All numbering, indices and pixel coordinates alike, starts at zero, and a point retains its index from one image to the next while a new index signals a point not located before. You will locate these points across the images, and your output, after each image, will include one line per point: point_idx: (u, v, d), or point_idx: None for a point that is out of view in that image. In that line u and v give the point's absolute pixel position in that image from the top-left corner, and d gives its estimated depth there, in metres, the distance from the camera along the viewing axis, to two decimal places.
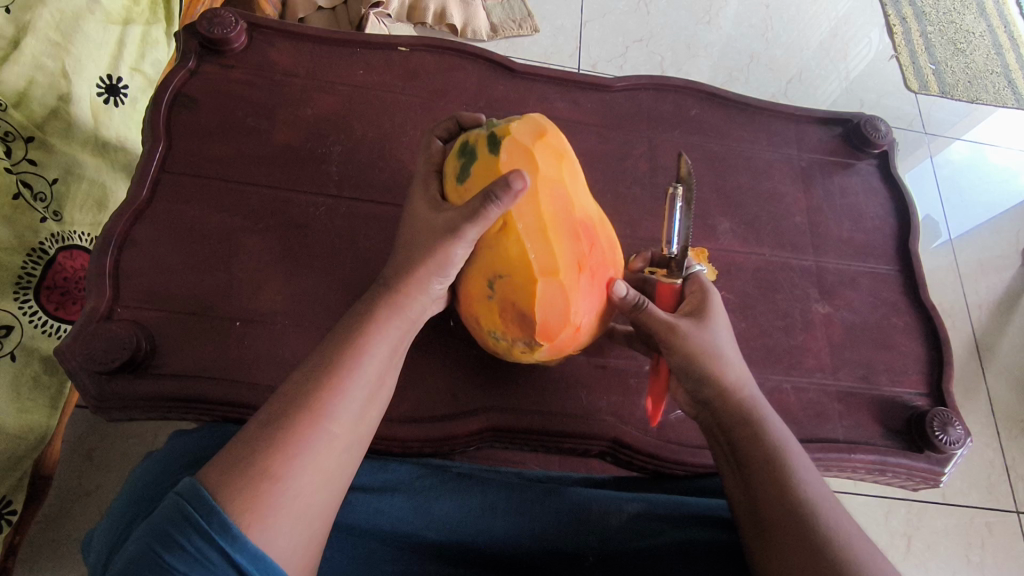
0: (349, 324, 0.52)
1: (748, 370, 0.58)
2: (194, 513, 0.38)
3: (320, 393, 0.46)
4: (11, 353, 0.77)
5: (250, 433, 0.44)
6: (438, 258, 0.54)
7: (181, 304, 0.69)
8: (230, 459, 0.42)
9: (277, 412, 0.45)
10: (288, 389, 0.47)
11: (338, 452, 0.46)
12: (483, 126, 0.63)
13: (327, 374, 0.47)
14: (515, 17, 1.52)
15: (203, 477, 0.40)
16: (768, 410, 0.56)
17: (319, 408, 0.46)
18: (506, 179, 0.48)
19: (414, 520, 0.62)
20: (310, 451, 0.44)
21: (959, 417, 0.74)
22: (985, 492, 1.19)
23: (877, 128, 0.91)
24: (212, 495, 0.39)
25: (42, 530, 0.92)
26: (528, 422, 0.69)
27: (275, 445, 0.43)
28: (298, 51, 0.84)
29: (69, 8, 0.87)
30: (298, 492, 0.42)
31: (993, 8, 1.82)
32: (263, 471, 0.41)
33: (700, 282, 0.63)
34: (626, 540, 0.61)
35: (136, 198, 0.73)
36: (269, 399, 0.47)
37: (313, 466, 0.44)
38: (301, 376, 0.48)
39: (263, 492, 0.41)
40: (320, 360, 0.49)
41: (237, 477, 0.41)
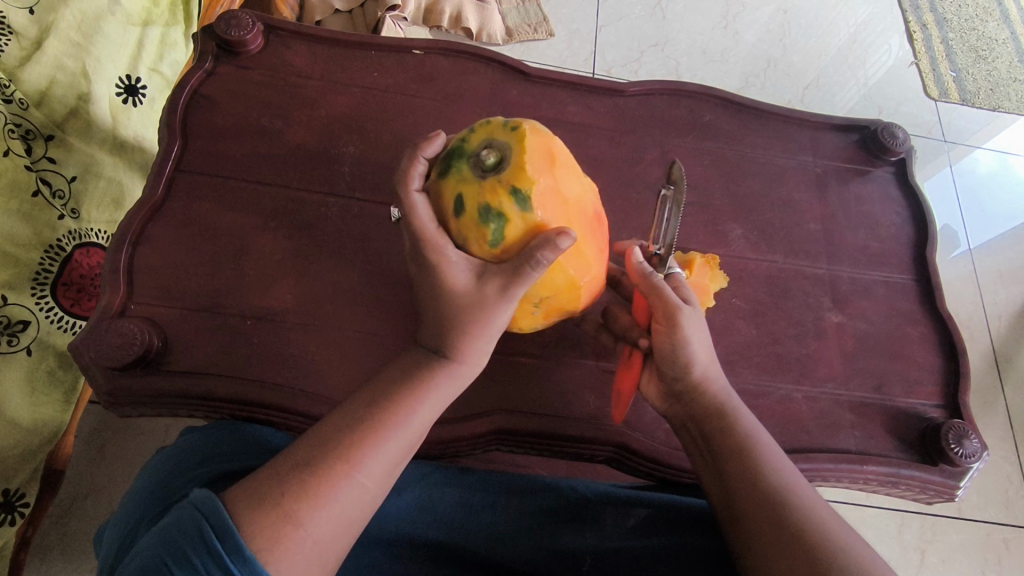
0: (398, 376, 0.52)
1: (719, 366, 0.61)
2: (209, 530, 0.40)
3: (355, 445, 0.47)
4: (27, 348, 0.78)
5: (283, 470, 0.45)
6: (485, 323, 0.52)
7: (193, 303, 0.70)
8: (256, 491, 0.44)
9: (314, 454, 0.46)
10: (328, 431, 0.48)
11: (364, 503, 0.47)
12: (470, 158, 0.55)
13: (366, 425, 0.48)
14: (531, 21, 1.53)
15: (226, 494, 0.43)
16: (745, 414, 0.58)
17: (352, 459, 0.46)
18: (554, 242, 0.49)
19: (415, 518, 0.62)
20: (337, 501, 0.45)
21: (976, 430, 0.72)
22: (1003, 507, 1.17)
23: (895, 135, 0.89)
24: (239, 529, 0.41)
25: (55, 522, 0.94)
26: (534, 426, 0.69)
27: (303, 491, 0.44)
28: (314, 53, 0.85)
29: (91, 10, 0.88)
30: (317, 539, 0.43)
31: (1017, 15, 1.79)
32: (287, 513, 0.43)
33: (677, 280, 0.62)
34: (623, 541, 0.60)
35: (151, 196, 0.74)
36: (305, 438, 0.48)
37: (335, 516, 0.44)
38: (342, 419, 0.49)
39: (284, 537, 0.42)
40: (367, 407, 0.50)
41: (260, 514, 0.42)
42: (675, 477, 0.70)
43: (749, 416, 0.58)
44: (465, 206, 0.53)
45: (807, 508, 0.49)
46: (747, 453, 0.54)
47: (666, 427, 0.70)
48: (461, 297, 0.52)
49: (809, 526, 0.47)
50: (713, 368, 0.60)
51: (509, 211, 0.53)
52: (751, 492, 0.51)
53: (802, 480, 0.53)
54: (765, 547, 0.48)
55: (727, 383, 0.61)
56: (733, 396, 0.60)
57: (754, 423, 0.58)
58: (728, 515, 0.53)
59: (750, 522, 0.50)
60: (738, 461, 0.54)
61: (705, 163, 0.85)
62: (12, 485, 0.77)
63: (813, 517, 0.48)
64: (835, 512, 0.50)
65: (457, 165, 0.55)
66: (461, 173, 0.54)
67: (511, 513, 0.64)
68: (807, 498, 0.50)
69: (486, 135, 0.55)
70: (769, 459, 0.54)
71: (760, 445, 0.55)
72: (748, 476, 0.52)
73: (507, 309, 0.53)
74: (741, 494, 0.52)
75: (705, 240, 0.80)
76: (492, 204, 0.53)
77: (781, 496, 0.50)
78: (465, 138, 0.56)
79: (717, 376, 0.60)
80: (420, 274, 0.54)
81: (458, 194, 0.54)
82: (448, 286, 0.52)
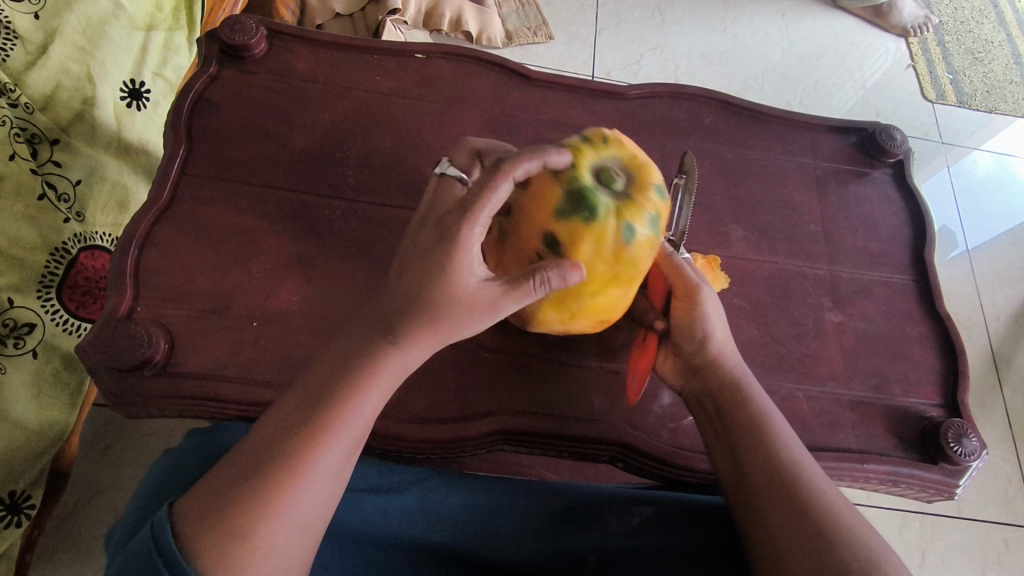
0: (334, 368, 0.50)
1: (733, 343, 0.63)
2: (159, 553, 0.43)
3: (301, 451, 0.46)
4: (33, 351, 0.78)
5: (227, 484, 0.45)
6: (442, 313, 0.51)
7: (199, 304, 0.70)
8: (203, 508, 0.44)
9: (257, 464, 0.46)
10: (270, 436, 0.47)
11: (318, 505, 0.47)
12: (582, 172, 0.56)
13: (310, 428, 0.47)
14: (531, 24, 1.54)
15: (175, 509, 0.45)
16: (758, 392, 0.59)
17: (296, 468, 0.46)
18: (567, 271, 0.52)
19: (416, 519, 0.63)
20: (288, 510, 0.45)
21: (975, 429, 0.73)
22: (1002, 506, 1.18)
23: (893, 137, 0.90)
24: (184, 552, 0.43)
25: (60, 524, 0.94)
26: (537, 426, 0.69)
27: (251, 506, 0.44)
28: (317, 57, 0.86)
29: (95, 15, 0.89)
30: (272, 550, 0.44)
31: (1013, 17, 1.81)
32: (235, 531, 0.43)
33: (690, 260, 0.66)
34: (625, 541, 0.61)
35: (157, 199, 0.74)
36: (248, 445, 0.47)
37: (289, 526, 0.45)
38: (281, 422, 0.48)
39: (237, 555, 0.43)
40: (306, 407, 0.48)
41: (209, 534, 0.43)
42: (678, 477, 0.71)
43: (762, 393, 0.59)
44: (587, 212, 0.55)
45: (816, 488, 0.50)
46: (758, 431, 0.55)
47: (670, 427, 0.71)
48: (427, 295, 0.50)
49: (817, 508, 0.48)
50: (728, 346, 0.62)
51: (638, 217, 0.56)
52: (762, 471, 0.52)
53: (812, 460, 0.54)
54: (772, 522, 0.49)
55: (741, 361, 0.62)
56: (746, 372, 0.61)
57: (767, 401, 0.58)
58: (739, 491, 0.53)
59: (760, 499, 0.51)
60: (749, 438, 0.55)
61: (705, 165, 0.86)
62: (18, 486, 0.77)
63: (821, 498, 0.49)
64: (844, 495, 0.51)
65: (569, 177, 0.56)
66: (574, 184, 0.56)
67: (515, 513, 0.64)
68: (815, 478, 0.51)
69: (591, 153, 0.58)
70: (781, 437, 0.55)
71: (771, 423, 0.56)
72: (762, 454, 0.53)
73: (477, 308, 0.52)
74: (754, 471, 0.53)
75: (707, 241, 0.81)
76: (618, 212, 0.56)
77: (792, 474, 0.51)
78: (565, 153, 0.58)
79: (732, 352, 0.62)
80: (415, 253, 0.52)
81: (579, 201, 0.55)
82: (451, 283, 0.50)
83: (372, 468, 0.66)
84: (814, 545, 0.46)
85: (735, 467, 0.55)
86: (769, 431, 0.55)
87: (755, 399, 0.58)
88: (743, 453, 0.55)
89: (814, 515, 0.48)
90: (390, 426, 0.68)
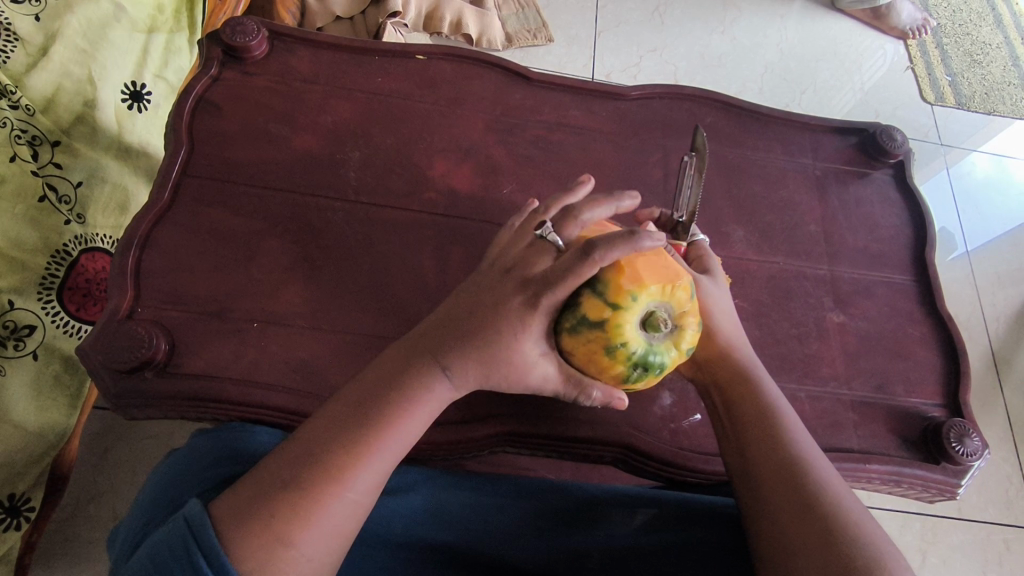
0: (384, 386, 0.50)
1: (743, 334, 0.62)
2: (197, 552, 0.42)
3: (348, 463, 0.47)
4: (33, 353, 0.78)
5: (268, 490, 0.45)
6: (501, 360, 0.51)
7: (200, 306, 0.70)
8: (244, 512, 0.44)
9: (301, 474, 0.46)
10: (313, 444, 0.47)
11: (358, 515, 0.47)
12: (637, 313, 0.52)
13: (358, 443, 0.48)
14: (530, 27, 1.54)
15: (213, 509, 0.45)
16: (769, 387, 0.59)
17: (342, 476, 0.46)
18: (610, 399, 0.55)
19: (421, 519, 0.62)
20: (328, 517, 0.45)
21: (977, 429, 0.73)
22: (1004, 508, 1.17)
23: (893, 138, 0.90)
24: (226, 553, 0.43)
25: (59, 527, 0.93)
26: (540, 428, 0.69)
27: (295, 513, 0.44)
28: (318, 59, 0.86)
29: (97, 17, 0.89)
30: (313, 556, 0.45)
31: (1011, 20, 1.81)
32: (278, 536, 0.44)
33: (700, 253, 0.65)
34: (631, 539, 0.61)
35: (158, 200, 0.74)
36: (293, 450, 0.47)
37: (329, 532, 0.45)
38: (329, 433, 0.48)
39: (280, 560, 0.43)
40: (354, 423, 0.48)
41: (252, 537, 0.43)
42: (680, 477, 0.71)
43: (773, 388, 0.59)
44: (622, 351, 0.52)
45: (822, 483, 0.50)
46: (768, 426, 0.55)
47: (671, 427, 0.71)
48: (496, 347, 0.50)
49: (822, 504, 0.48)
50: (736, 336, 0.61)
51: (667, 363, 0.55)
52: (769, 465, 0.52)
53: (821, 455, 0.54)
54: (777, 515, 0.49)
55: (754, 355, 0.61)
56: (756, 364, 0.61)
57: (776, 394, 0.58)
58: (745, 482, 0.54)
59: (765, 493, 0.51)
60: (757, 432, 0.55)
61: (706, 165, 0.86)
62: (17, 489, 0.77)
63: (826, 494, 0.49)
64: (851, 492, 0.51)
65: (621, 316, 0.51)
66: (623, 324, 0.51)
67: (519, 512, 0.64)
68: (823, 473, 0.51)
69: (659, 295, 0.52)
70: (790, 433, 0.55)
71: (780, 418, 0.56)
72: (771, 448, 0.53)
73: (532, 370, 0.52)
74: (761, 464, 0.53)
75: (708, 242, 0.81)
76: (654, 360, 0.53)
77: (800, 468, 0.51)
78: (627, 284, 0.51)
79: (742, 344, 0.61)
80: (495, 298, 0.51)
81: (618, 342, 0.52)
82: (518, 348, 0.51)
83: None
84: (819, 540, 0.46)
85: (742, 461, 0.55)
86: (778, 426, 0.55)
87: (765, 392, 0.58)
88: (750, 446, 0.55)
89: (819, 509, 0.48)
90: None
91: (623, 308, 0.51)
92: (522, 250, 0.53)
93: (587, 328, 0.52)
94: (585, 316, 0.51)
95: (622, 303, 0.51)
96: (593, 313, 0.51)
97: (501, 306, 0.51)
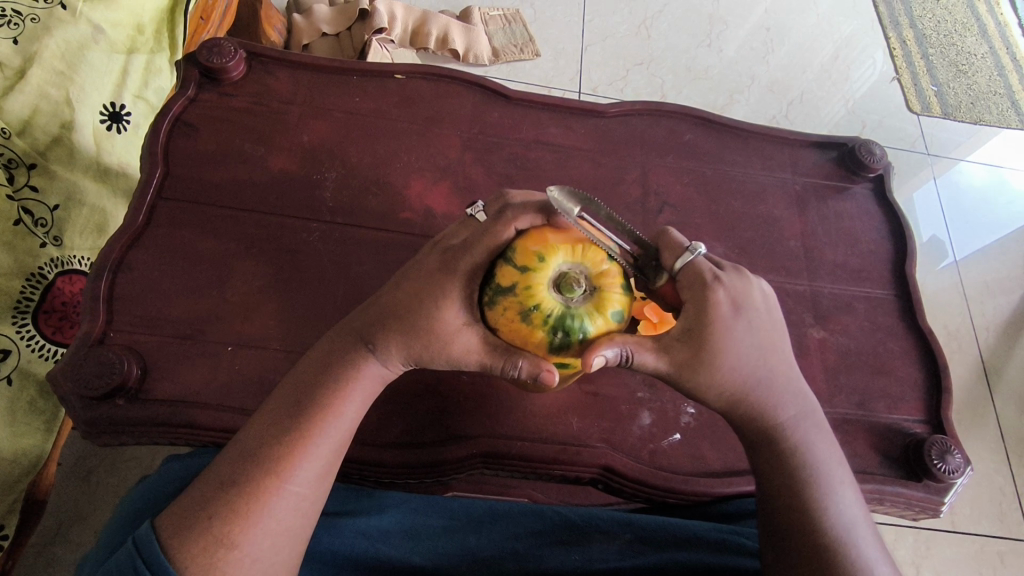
0: (318, 376, 0.52)
1: (776, 373, 0.55)
2: (143, 566, 0.43)
3: (284, 456, 0.48)
4: (7, 377, 0.77)
5: (209, 493, 0.47)
6: (428, 332, 0.52)
7: (173, 329, 0.70)
8: (184, 520, 0.45)
9: (239, 472, 0.48)
10: (252, 442, 0.49)
11: (304, 510, 0.48)
12: (550, 276, 0.52)
13: (293, 432, 0.49)
14: (517, 42, 1.55)
15: (160, 525, 0.45)
16: (783, 398, 0.55)
17: (280, 471, 0.48)
18: (541, 371, 0.51)
19: (397, 542, 0.61)
20: (271, 516, 0.46)
21: (959, 445, 0.73)
22: (996, 520, 1.16)
23: (873, 152, 0.91)
24: (171, 563, 0.43)
25: (37, 553, 0.92)
26: (517, 448, 0.68)
27: (233, 512, 0.46)
28: (296, 79, 0.86)
29: (75, 39, 0.89)
30: (258, 556, 0.45)
31: (995, 30, 1.83)
32: (220, 539, 0.45)
33: (699, 297, 0.52)
34: (612, 562, 0.60)
35: (132, 223, 0.74)
36: (231, 454, 0.49)
37: (273, 531, 0.46)
38: (266, 426, 0.50)
39: (222, 563, 0.44)
40: (289, 415, 0.50)
41: (194, 542, 0.44)
42: (660, 498, 0.70)
43: (788, 405, 0.55)
44: (541, 317, 0.52)
45: (835, 517, 0.52)
46: (781, 450, 0.54)
47: (650, 448, 0.70)
48: (422, 318, 0.52)
49: (832, 543, 0.50)
50: (755, 378, 0.53)
51: (595, 329, 0.52)
52: (785, 497, 0.53)
53: (838, 473, 0.55)
54: None
55: (770, 364, 0.54)
56: (794, 411, 0.55)
57: (813, 451, 0.55)
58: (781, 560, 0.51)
59: (777, 524, 0.53)
60: (771, 455, 0.55)
61: (684, 182, 0.86)
62: None
63: (838, 531, 0.51)
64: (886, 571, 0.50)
65: (533, 278, 0.51)
66: (535, 286, 0.51)
67: (497, 537, 0.63)
68: (837, 501, 0.53)
69: (568, 256, 0.52)
70: (805, 454, 0.54)
71: (793, 435, 0.55)
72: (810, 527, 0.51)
73: (459, 331, 0.52)
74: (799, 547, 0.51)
75: None
76: (576, 323, 0.52)
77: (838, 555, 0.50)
78: (536, 249, 0.52)
79: (781, 389, 0.55)
80: (416, 276, 0.54)
81: (534, 305, 0.51)
82: (438, 318, 0.52)
83: (349, 493, 0.65)
84: None
85: (761, 482, 0.55)
86: (792, 448, 0.54)
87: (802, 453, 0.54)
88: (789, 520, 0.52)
89: (832, 552, 0.50)
90: (368, 451, 0.67)
91: (532, 270, 0.51)
92: (451, 235, 0.57)
93: (502, 296, 0.52)
94: (497, 283, 0.53)
95: (530, 265, 0.52)
96: (504, 279, 0.52)
97: (428, 288, 0.53)
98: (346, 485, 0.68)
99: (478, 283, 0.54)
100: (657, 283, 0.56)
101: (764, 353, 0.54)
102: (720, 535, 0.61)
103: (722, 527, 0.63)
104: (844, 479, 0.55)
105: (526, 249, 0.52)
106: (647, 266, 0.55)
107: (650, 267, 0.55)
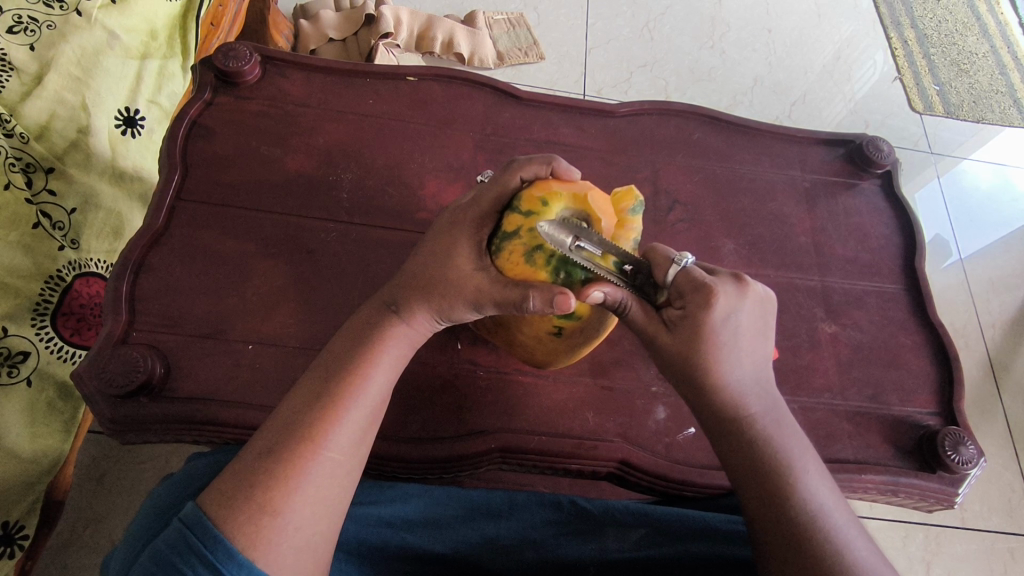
0: (349, 346, 0.55)
1: (753, 363, 0.52)
2: (197, 542, 0.42)
3: (320, 424, 0.49)
4: (27, 379, 0.78)
5: (249, 465, 0.47)
6: (445, 285, 0.56)
7: (194, 328, 0.70)
8: (227, 491, 0.45)
9: (277, 442, 0.48)
10: (288, 414, 0.50)
11: (340, 479, 0.49)
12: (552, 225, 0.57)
13: (327, 400, 0.50)
14: (521, 45, 1.56)
15: (204, 503, 0.45)
16: (749, 389, 0.52)
17: (318, 438, 0.48)
18: (556, 296, 0.51)
19: (419, 530, 0.62)
20: (310, 482, 0.47)
21: (972, 437, 0.73)
22: (1007, 516, 1.17)
23: (880, 149, 0.91)
24: (217, 528, 0.43)
25: (54, 555, 0.93)
26: (534, 442, 0.69)
27: (274, 480, 0.46)
28: (310, 81, 0.87)
29: (90, 44, 0.90)
30: (300, 524, 0.45)
31: (996, 30, 1.84)
32: (263, 507, 0.45)
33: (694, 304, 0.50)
34: (628, 552, 0.61)
35: (152, 224, 0.74)
36: (268, 428, 0.49)
37: (313, 498, 0.46)
38: (301, 399, 0.51)
39: (267, 531, 0.44)
40: (321, 384, 0.51)
41: (238, 511, 0.44)
42: (676, 491, 0.71)
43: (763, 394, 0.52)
44: (543, 259, 0.56)
45: (808, 506, 0.48)
46: (746, 440, 0.51)
47: (666, 441, 0.71)
48: (443, 267, 0.56)
49: (808, 534, 0.46)
50: (731, 369, 0.51)
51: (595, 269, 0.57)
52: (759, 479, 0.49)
53: (808, 459, 0.51)
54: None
55: (746, 356, 0.52)
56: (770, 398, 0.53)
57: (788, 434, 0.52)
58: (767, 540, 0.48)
59: (754, 520, 0.49)
60: (736, 445, 0.51)
61: (694, 180, 0.87)
62: (11, 516, 0.76)
63: (813, 520, 0.47)
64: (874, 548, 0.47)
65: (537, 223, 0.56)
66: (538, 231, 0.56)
67: (515, 525, 0.63)
68: (809, 486, 0.49)
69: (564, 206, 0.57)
70: (771, 445, 0.51)
71: (756, 426, 0.51)
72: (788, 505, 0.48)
73: (473, 272, 0.56)
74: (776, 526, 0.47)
75: (698, 256, 0.81)
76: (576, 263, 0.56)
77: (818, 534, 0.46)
78: (538, 200, 0.57)
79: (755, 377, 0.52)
80: (429, 240, 0.59)
81: (539, 247, 0.56)
82: (455, 262, 0.56)
83: (367, 485, 0.66)
84: None
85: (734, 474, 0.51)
86: (757, 438, 0.51)
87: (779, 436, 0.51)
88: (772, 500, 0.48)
89: (809, 545, 0.46)
90: (388, 445, 0.67)
91: (536, 213, 0.57)
92: (466, 203, 0.60)
93: (508, 241, 0.57)
94: (504, 229, 0.58)
95: (534, 210, 0.57)
96: (509, 225, 0.57)
97: (442, 248, 0.57)
98: (367, 480, 0.69)
99: (485, 232, 0.59)
100: (659, 298, 0.53)
101: (738, 346, 0.51)
102: (735, 526, 0.62)
103: (736, 519, 0.63)
104: (813, 464, 0.51)
105: (529, 197, 0.57)
106: (644, 284, 0.53)
107: (648, 284, 0.53)
